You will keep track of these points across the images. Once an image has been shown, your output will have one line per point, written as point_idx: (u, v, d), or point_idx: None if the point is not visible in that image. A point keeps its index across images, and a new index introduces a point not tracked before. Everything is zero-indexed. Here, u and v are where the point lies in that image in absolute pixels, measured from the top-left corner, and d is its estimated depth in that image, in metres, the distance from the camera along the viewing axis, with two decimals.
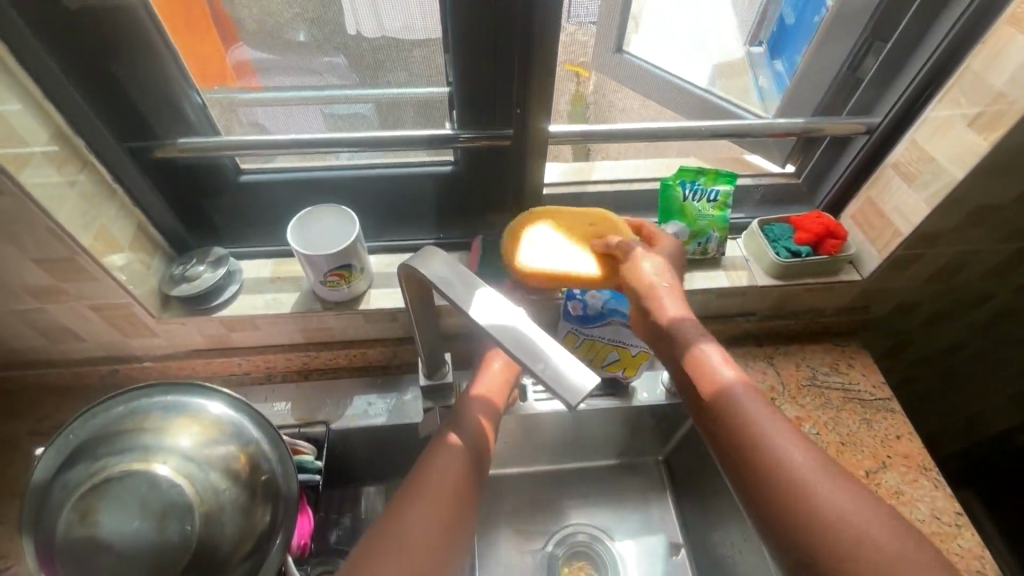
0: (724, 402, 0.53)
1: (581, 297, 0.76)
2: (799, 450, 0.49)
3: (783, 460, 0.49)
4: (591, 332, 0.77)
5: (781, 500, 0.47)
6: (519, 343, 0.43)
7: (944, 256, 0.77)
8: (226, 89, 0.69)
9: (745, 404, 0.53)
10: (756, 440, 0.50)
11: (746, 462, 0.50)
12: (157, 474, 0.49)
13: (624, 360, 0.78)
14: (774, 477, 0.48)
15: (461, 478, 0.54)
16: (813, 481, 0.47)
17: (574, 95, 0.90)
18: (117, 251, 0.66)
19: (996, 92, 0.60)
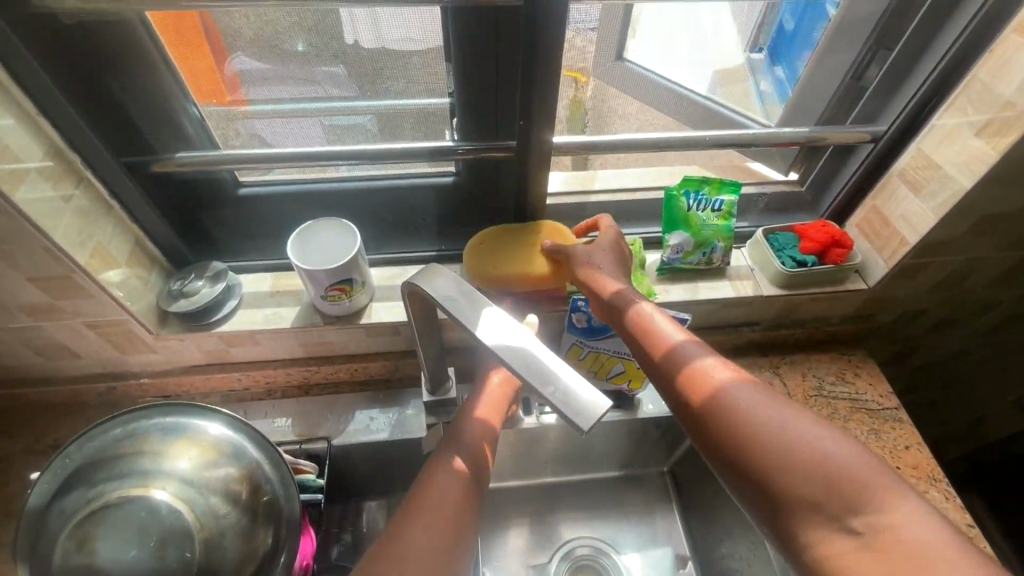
0: (690, 374, 0.53)
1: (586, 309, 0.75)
2: (767, 403, 0.49)
3: (751, 417, 0.48)
4: (597, 345, 0.77)
5: (754, 456, 0.47)
6: (529, 364, 0.42)
7: (950, 265, 0.77)
8: (223, 100, 0.69)
9: (710, 374, 0.52)
10: (724, 402, 0.50)
11: (716, 428, 0.49)
12: (156, 500, 0.48)
13: (630, 371, 0.77)
14: (745, 437, 0.48)
15: (463, 500, 0.52)
16: (783, 431, 0.47)
17: (572, 100, 0.90)
18: (113, 267, 0.64)
19: (1004, 101, 0.59)
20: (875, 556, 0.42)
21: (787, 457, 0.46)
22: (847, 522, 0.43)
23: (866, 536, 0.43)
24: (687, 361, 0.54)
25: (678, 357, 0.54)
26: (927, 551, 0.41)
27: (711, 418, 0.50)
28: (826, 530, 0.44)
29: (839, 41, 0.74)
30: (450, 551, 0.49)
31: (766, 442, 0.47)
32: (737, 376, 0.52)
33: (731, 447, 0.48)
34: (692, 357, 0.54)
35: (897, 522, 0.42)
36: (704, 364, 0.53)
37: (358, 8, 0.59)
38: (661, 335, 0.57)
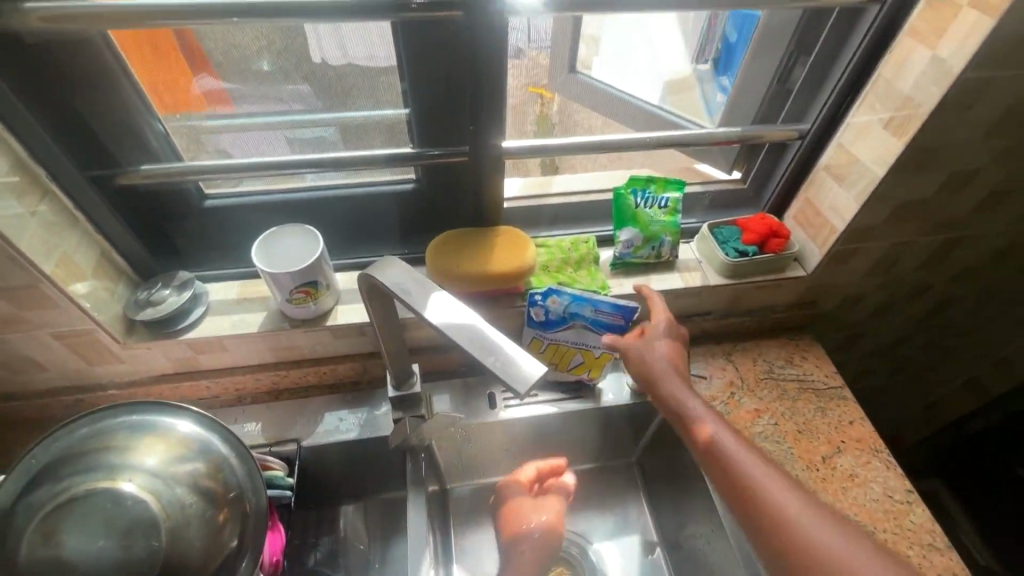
0: (731, 462, 0.60)
1: (544, 304, 0.77)
2: (831, 528, 0.55)
3: (806, 536, 0.54)
4: (556, 337, 0.80)
5: (790, 550, 0.54)
6: (473, 337, 0.45)
7: (878, 251, 0.83)
8: (190, 114, 0.72)
9: (743, 460, 0.59)
10: (765, 504, 0.56)
11: (740, 486, 0.58)
12: (122, 491, 0.49)
13: (589, 361, 0.82)
14: (786, 538, 0.54)
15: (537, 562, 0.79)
16: (825, 543, 0.53)
17: (539, 115, 0.99)
18: (80, 278, 0.66)
19: (904, 97, 0.66)
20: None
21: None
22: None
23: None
24: (735, 465, 0.59)
25: (725, 457, 0.60)
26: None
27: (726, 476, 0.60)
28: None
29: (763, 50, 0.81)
30: None
31: (802, 553, 0.54)
32: (797, 498, 0.57)
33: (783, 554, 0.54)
34: (720, 438, 0.62)
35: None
36: (755, 474, 0.58)
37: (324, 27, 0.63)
38: (691, 405, 0.65)
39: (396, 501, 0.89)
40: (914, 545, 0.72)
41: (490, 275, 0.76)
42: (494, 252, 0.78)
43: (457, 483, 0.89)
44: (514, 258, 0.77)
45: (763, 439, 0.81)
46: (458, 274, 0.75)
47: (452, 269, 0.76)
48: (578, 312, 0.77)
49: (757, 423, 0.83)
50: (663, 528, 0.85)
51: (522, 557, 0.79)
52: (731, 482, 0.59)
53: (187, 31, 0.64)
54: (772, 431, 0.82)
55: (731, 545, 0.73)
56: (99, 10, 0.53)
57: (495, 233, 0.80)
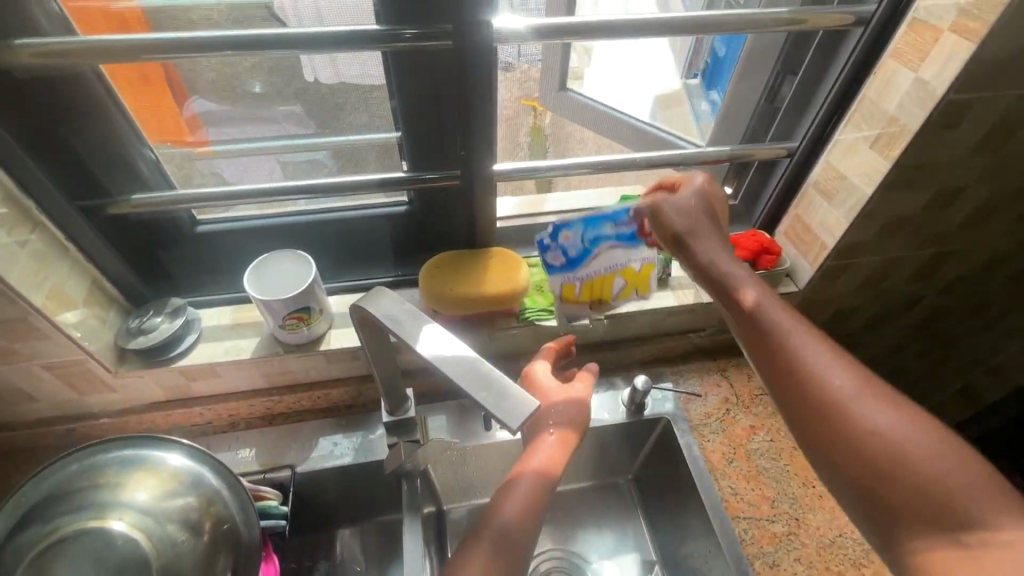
0: (785, 345, 0.57)
1: (557, 245, 0.75)
2: (899, 417, 0.51)
3: (867, 424, 0.51)
4: (587, 271, 0.78)
5: (847, 435, 0.51)
6: (469, 370, 0.45)
7: (869, 266, 0.84)
8: (179, 144, 0.73)
9: (791, 335, 0.57)
10: (822, 391, 0.54)
11: (792, 370, 0.56)
12: (112, 530, 0.49)
13: (630, 280, 0.81)
14: (840, 423, 0.52)
15: (536, 496, 0.57)
16: (889, 432, 0.50)
17: (532, 127, 0.99)
18: (71, 308, 0.66)
19: (890, 117, 0.67)
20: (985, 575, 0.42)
21: (905, 469, 0.48)
22: (952, 532, 0.45)
23: (973, 550, 0.44)
24: (784, 340, 0.57)
25: (777, 337, 0.57)
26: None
27: (767, 346, 0.58)
28: (926, 533, 0.46)
29: (751, 68, 0.81)
30: (528, 522, 0.55)
31: (860, 439, 0.51)
32: (860, 388, 0.53)
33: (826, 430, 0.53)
34: (773, 320, 0.59)
35: (1008, 541, 0.43)
36: (813, 360, 0.55)
37: (316, 54, 0.63)
38: (740, 287, 0.62)
39: (393, 524, 0.88)
40: None
41: (484, 299, 0.76)
42: (488, 273, 0.78)
43: (453, 504, 0.89)
44: (507, 278, 0.78)
45: (759, 457, 0.82)
46: (451, 295, 0.75)
47: (449, 290, 0.76)
48: (600, 235, 0.75)
49: (752, 440, 0.83)
50: (661, 545, 0.85)
51: (524, 483, 0.58)
52: (781, 367, 0.56)
53: (172, 66, 0.66)
54: (767, 448, 0.82)
55: (727, 564, 0.72)
56: (89, 45, 0.53)
57: (490, 253, 0.81)
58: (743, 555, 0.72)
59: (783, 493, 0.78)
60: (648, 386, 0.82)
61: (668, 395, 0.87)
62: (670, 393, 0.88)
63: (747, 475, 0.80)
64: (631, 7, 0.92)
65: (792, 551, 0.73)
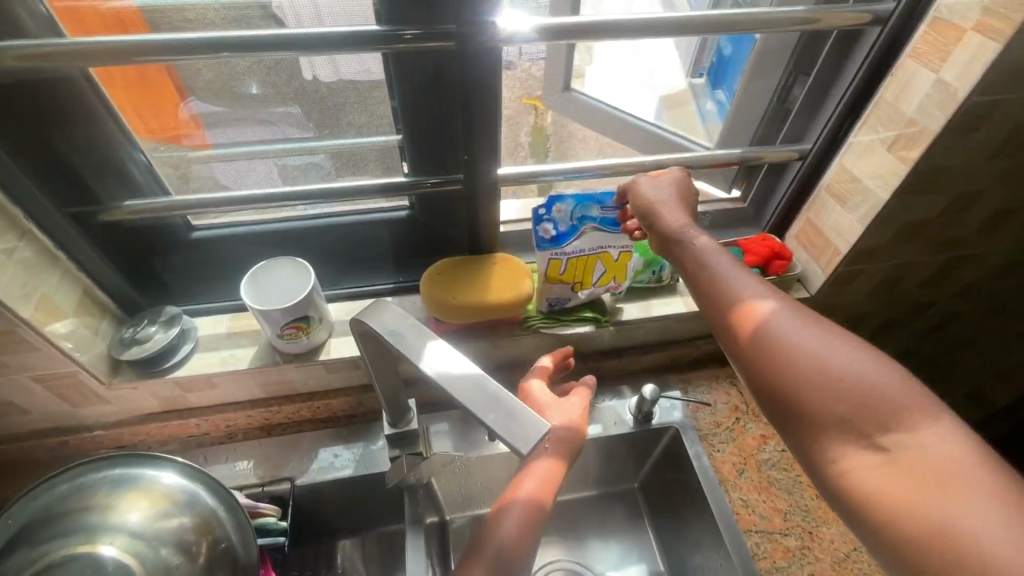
0: (724, 287, 0.53)
1: (551, 216, 0.73)
2: (830, 339, 0.48)
3: (805, 353, 0.48)
4: (574, 249, 0.75)
5: (782, 363, 0.48)
6: (479, 389, 0.43)
7: (883, 271, 0.81)
8: (173, 148, 0.70)
9: (728, 275, 0.54)
10: (760, 325, 0.50)
11: (728, 305, 0.52)
12: (102, 556, 0.46)
13: (611, 268, 0.78)
14: (776, 357, 0.48)
15: (531, 518, 0.55)
16: (822, 357, 0.47)
17: (533, 127, 0.96)
18: (61, 318, 0.64)
19: (908, 119, 0.65)
20: (905, 480, 0.42)
21: (834, 390, 0.46)
22: (876, 441, 0.44)
23: (894, 456, 0.43)
24: (720, 280, 0.54)
25: (715, 278, 0.54)
26: (961, 470, 0.41)
27: (709, 291, 0.54)
28: (850, 447, 0.45)
29: (762, 68, 0.79)
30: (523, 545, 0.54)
31: (796, 369, 0.47)
32: (796, 317, 0.50)
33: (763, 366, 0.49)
34: (717, 266, 0.55)
35: (922, 441, 0.43)
36: (752, 295, 0.52)
37: (316, 55, 0.61)
38: (692, 238, 0.58)
39: (394, 534, 0.86)
40: None
41: (486, 308, 0.74)
42: (492, 281, 0.76)
43: (456, 515, 0.87)
44: (510, 287, 0.75)
45: (769, 467, 0.80)
46: (454, 305, 0.73)
47: (453, 300, 0.73)
48: (586, 214, 0.73)
49: (763, 450, 0.81)
50: (669, 557, 0.83)
51: (514, 511, 0.55)
52: (721, 304, 0.53)
53: (171, 67, 0.63)
54: (778, 458, 0.81)
55: None
56: (79, 47, 0.51)
57: (493, 261, 0.78)
58: (754, 569, 0.71)
59: (795, 506, 0.76)
60: (656, 395, 0.80)
61: (676, 404, 0.85)
62: (678, 402, 0.86)
63: (758, 487, 0.78)
64: (635, 8, 0.90)
65: (805, 566, 0.72)
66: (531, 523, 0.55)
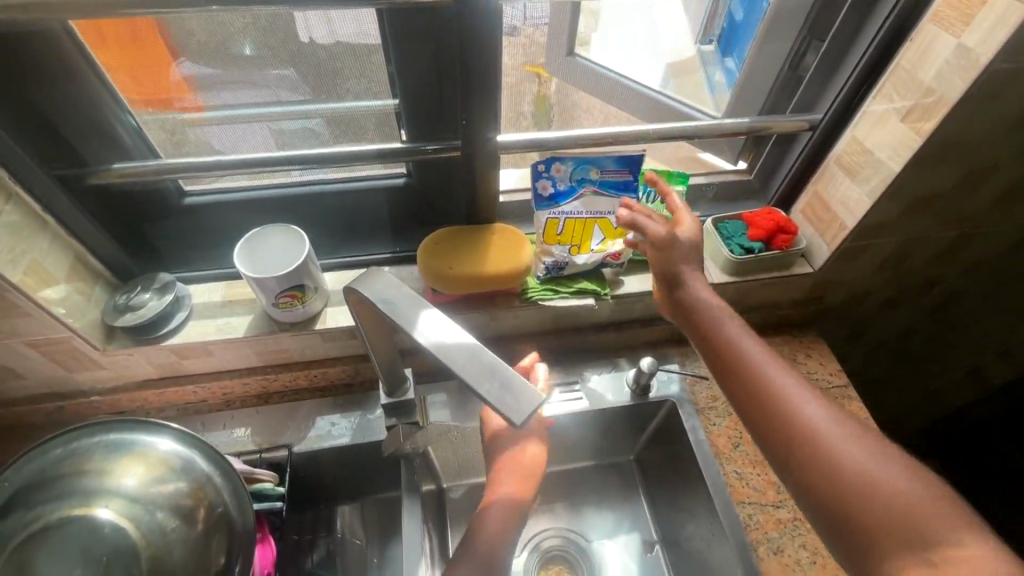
0: (758, 378, 0.55)
1: (549, 175, 0.74)
2: (864, 444, 0.49)
3: (838, 453, 0.49)
4: (571, 210, 0.76)
5: (819, 469, 0.49)
6: (477, 356, 0.42)
7: (890, 246, 0.80)
8: (162, 112, 0.68)
9: (759, 364, 0.56)
10: (794, 426, 0.51)
11: (757, 394, 0.55)
12: (98, 519, 0.47)
13: (609, 233, 0.78)
14: (811, 456, 0.50)
15: (509, 517, 0.59)
16: (856, 458, 0.48)
17: (536, 96, 0.92)
18: (52, 285, 0.63)
19: (925, 87, 0.62)
20: None
21: (869, 495, 0.47)
22: (920, 550, 0.43)
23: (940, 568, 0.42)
24: (750, 369, 0.56)
25: (748, 367, 0.56)
26: None
27: (739, 377, 0.56)
28: (889, 554, 0.44)
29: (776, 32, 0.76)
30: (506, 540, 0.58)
31: (832, 470, 0.49)
32: (832, 417, 0.51)
33: (801, 464, 0.50)
34: (751, 355, 0.57)
35: (967, 556, 0.42)
36: (786, 391, 0.53)
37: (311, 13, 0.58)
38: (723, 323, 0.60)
39: (392, 500, 0.87)
40: None
41: (485, 277, 0.73)
42: (490, 250, 0.75)
43: (453, 483, 0.88)
44: (508, 256, 0.74)
45: None
46: (456, 272, 0.72)
47: (454, 269, 0.72)
48: (585, 175, 0.75)
49: None
50: (663, 527, 0.84)
51: (497, 509, 0.59)
52: (756, 400, 0.54)
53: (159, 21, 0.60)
54: None
55: (732, 552, 0.71)
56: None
57: (493, 230, 0.77)
58: (747, 542, 0.71)
59: None
60: (654, 368, 0.79)
61: (674, 377, 0.85)
62: (676, 375, 0.86)
63: (754, 460, 0.78)
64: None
65: (797, 537, 0.73)
66: (509, 521, 0.59)
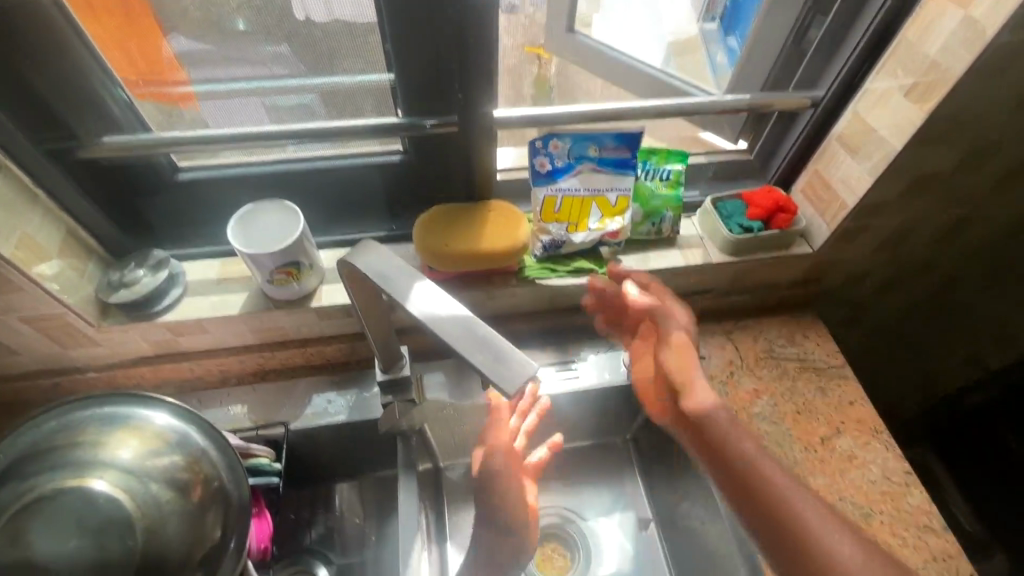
0: (751, 470, 0.63)
1: (546, 151, 0.74)
2: (846, 536, 0.58)
3: (827, 545, 0.57)
4: (568, 186, 0.76)
5: (808, 558, 0.57)
6: (471, 328, 0.42)
7: (890, 226, 0.79)
8: (153, 87, 0.67)
9: (754, 455, 0.64)
10: (785, 516, 0.60)
11: (760, 499, 0.61)
12: (93, 490, 0.46)
13: (606, 212, 0.77)
14: (803, 547, 0.58)
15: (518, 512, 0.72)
16: (841, 551, 0.57)
17: (537, 76, 0.96)
18: (45, 260, 0.63)
19: (930, 62, 0.61)
20: None
21: None
22: None
23: None
24: (746, 460, 0.63)
25: (743, 459, 0.63)
26: None
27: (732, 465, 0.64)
28: None
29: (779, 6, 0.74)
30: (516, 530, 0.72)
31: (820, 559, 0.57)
32: (819, 511, 0.60)
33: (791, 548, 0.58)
34: (743, 446, 0.64)
35: None
36: (780, 484, 0.61)
37: None
38: (717, 414, 0.67)
39: (389, 479, 0.87)
40: (910, 527, 0.73)
41: (481, 255, 0.72)
42: (486, 229, 0.74)
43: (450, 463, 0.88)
44: (504, 234, 0.73)
45: (762, 421, 0.80)
46: (452, 249, 0.72)
47: (450, 246, 0.72)
48: (582, 152, 0.75)
49: (756, 404, 0.82)
50: (658, 505, 0.85)
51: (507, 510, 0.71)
52: (750, 490, 0.62)
53: None
54: (771, 412, 0.81)
55: (726, 529, 0.72)
56: None
57: (489, 207, 0.76)
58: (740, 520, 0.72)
59: (784, 458, 0.77)
60: None
61: None
62: None
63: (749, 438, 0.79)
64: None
65: None
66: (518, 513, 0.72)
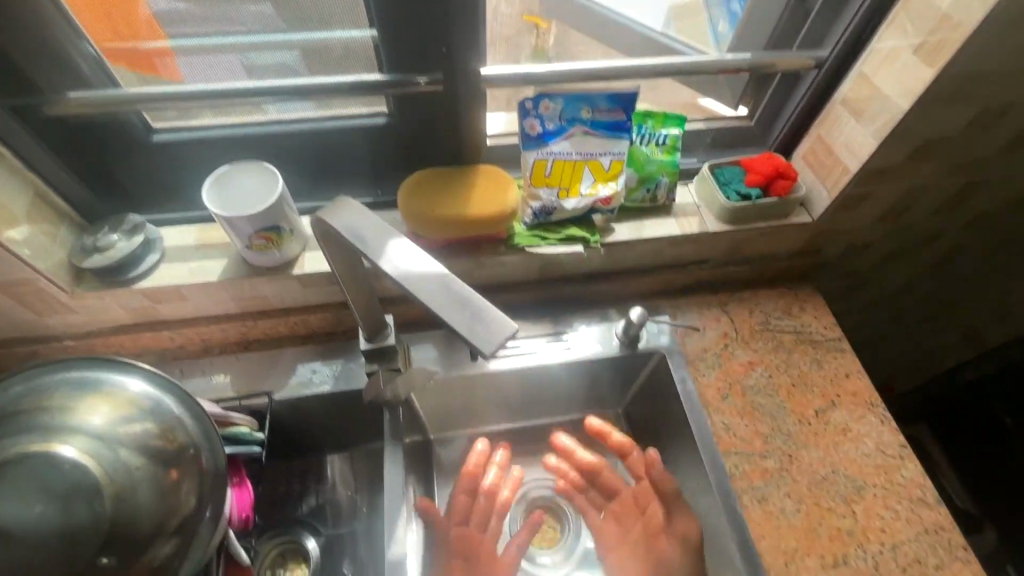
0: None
1: (537, 113, 0.71)
2: None
3: None
4: (560, 150, 0.73)
5: None
6: (449, 287, 0.41)
7: (894, 194, 0.76)
8: (122, 42, 0.63)
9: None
10: None
11: None
12: (59, 455, 0.45)
13: (599, 176, 0.75)
14: None
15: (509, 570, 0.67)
16: None
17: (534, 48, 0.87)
18: (13, 223, 0.60)
19: (941, 16, 0.58)
20: None
21: None
22: None
23: None
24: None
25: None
26: None
27: None
28: None
29: None
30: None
31: None
32: None
33: None
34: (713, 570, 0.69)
35: None
36: None
37: None
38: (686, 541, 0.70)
39: (378, 451, 0.86)
40: (904, 499, 0.72)
41: (469, 222, 0.70)
42: (474, 195, 0.71)
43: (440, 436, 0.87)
44: (492, 200, 0.71)
45: (755, 394, 0.79)
46: (440, 213, 0.69)
47: (438, 211, 0.69)
48: (574, 114, 0.71)
49: (749, 376, 0.80)
50: None
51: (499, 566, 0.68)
52: None
53: None
54: (765, 384, 0.79)
55: (716, 501, 0.71)
56: None
57: (478, 172, 0.73)
58: (732, 491, 0.71)
59: (777, 430, 0.76)
60: (643, 318, 0.77)
61: (664, 329, 0.83)
62: (666, 326, 0.83)
63: (742, 411, 0.77)
64: None
65: (782, 486, 0.72)
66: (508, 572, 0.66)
